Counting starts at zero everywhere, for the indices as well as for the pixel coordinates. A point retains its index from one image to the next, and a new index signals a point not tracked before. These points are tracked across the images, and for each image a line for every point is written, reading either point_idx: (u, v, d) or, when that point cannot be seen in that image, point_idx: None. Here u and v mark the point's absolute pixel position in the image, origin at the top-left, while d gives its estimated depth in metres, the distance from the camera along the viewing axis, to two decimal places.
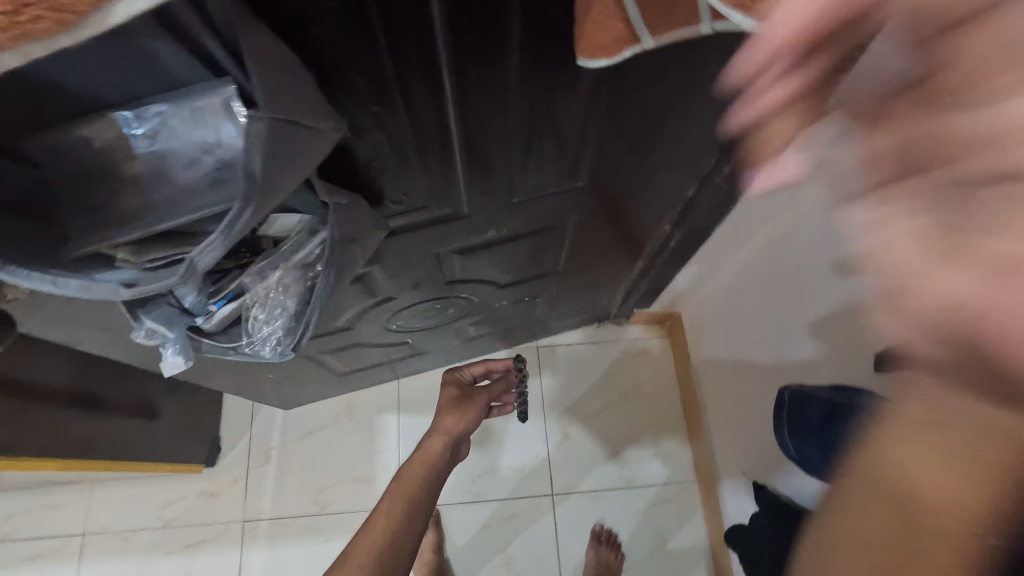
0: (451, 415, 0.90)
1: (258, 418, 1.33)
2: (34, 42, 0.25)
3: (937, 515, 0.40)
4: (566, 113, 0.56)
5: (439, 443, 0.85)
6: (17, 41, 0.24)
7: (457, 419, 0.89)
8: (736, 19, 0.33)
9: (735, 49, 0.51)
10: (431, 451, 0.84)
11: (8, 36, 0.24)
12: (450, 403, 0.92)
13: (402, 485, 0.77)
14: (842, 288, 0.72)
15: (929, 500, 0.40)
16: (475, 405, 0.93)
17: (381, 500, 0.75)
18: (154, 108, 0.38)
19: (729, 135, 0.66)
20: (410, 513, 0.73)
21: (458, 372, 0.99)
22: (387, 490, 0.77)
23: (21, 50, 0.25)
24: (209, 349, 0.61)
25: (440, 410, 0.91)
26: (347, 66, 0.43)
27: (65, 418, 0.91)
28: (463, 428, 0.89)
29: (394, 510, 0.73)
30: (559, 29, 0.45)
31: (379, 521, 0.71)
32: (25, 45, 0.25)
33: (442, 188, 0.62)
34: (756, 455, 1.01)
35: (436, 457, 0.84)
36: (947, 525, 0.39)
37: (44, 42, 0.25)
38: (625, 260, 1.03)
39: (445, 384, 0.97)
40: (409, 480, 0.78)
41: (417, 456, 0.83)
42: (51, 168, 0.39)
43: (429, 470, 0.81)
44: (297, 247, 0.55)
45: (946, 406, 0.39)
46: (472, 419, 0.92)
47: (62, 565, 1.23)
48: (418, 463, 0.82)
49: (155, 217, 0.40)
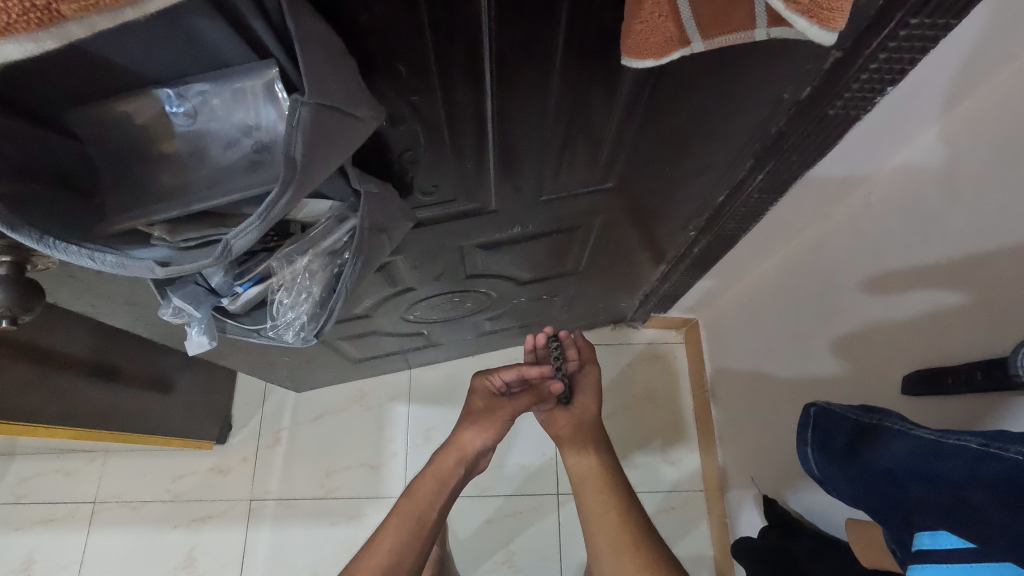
0: (467, 432, 0.87)
1: (270, 399, 1.35)
2: (100, 15, 0.24)
3: (608, 531, 0.69)
4: (603, 113, 0.55)
5: (452, 460, 0.85)
6: (86, 14, 0.24)
7: (474, 435, 0.86)
8: (799, 25, 0.32)
9: (784, 56, 0.49)
10: (444, 467, 0.84)
11: (78, 7, 0.23)
12: (468, 419, 0.89)
13: (412, 502, 0.79)
14: (869, 306, 0.70)
15: (599, 520, 0.71)
16: (496, 421, 0.87)
17: (389, 516, 0.76)
18: (197, 87, 0.38)
19: (766, 144, 0.64)
20: (419, 531, 0.75)
21: (488, 375, 0.92)
22: (396, 506, 0.78)
23: (88, 23, 0.25)
24: (232, 330, 0.63)
25: (463, 426, 0.88)
26: (390, 51, 0.42)
27: (84, 387, 0.92)
28: (479, 445, 0.87)
29: (402, 527, 0.75)
30: (605, 28, 0.44)
31: (385, 540, 0.73)
32: (93, 16, 0.24)
33: (471, 182, 0.61)
34: (769, 470, 0.99)
35: (448, 473, 0.84)
36: (605, 535, 0.68)
37: (110, 15, 0.25)
38: (647, 264, 1.02)
39: (475, 391, 0.92)
40: (420, 496, 0.79)
41: (429, 471, 0.84)
42: (92, 141, 0.40)
43: (439, 490, 0.82)
44: (326, 232, 0.55)
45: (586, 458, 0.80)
46: (492, 433, 0.87)
47: (72, 530, 1.25)
48: (431, 480, 0.82)
49: (191, 196, 0.40)
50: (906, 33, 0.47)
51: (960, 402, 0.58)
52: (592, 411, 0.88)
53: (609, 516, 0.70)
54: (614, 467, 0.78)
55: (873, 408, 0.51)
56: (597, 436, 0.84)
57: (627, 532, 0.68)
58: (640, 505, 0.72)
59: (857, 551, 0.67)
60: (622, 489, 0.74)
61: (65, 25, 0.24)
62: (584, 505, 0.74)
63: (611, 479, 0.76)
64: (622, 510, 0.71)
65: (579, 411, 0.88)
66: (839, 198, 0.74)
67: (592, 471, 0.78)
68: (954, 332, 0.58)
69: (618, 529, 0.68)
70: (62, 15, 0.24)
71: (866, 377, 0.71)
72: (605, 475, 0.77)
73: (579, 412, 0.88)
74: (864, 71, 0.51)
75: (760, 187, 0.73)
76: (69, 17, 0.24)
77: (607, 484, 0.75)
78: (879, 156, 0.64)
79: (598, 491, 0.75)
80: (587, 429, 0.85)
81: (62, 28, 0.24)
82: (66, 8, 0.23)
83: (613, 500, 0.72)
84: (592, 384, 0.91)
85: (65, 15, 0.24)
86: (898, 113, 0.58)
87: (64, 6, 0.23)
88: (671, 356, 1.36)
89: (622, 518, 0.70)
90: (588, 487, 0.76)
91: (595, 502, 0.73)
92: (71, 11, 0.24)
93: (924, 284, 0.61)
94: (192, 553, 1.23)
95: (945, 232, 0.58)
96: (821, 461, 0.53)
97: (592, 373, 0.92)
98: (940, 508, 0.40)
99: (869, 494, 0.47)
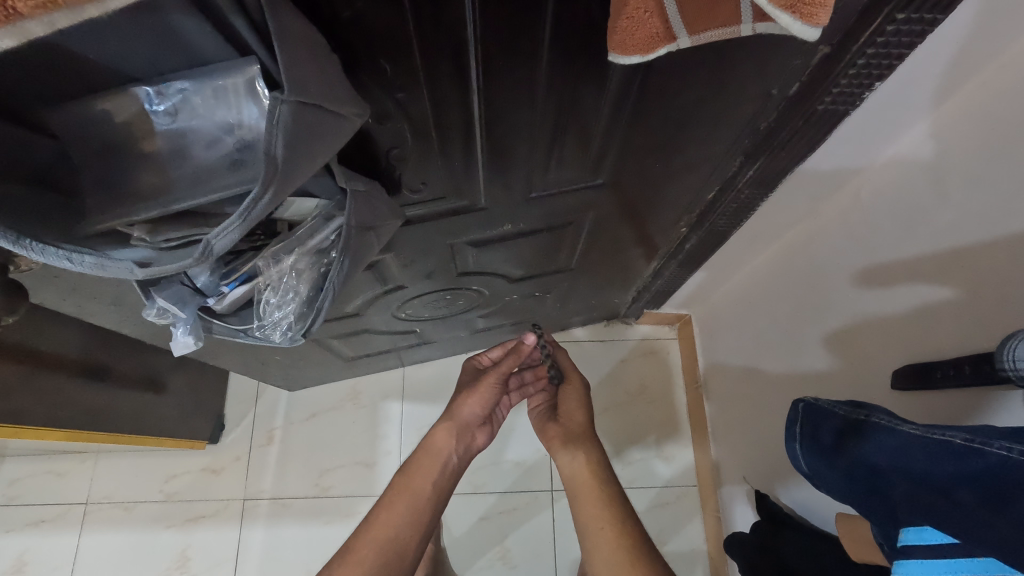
0: (459, 400, 0.88)
1: (263, 398, 1.34)
2: (60, 12, 0.24)
3: (606, 549, 0.68)
4: (592, 110, 0.54)
5: (444, 432, 0.85)
6: (44, 10, 0.23)
7: (468, 403, 0.87)
8: (782, 21, 0.32)
9: (772, 52, 0.49)
10: (437, 442, 0.84)
11: (35, 4, 0.22)
12: (461, 390, 0.91)
13: (410, 479, 0.79)
14: (860, 301, 0.70)
15: (599, 536, 0.70)
16: (483, 388, 0.88)
17: (388, 492, 0.77)
18: (177, 84, 0.38)
19: (757, 140, 0.64)
20: (418, 509, 0.76)
21: (478, 357, 0.98)
22: (391, 483, 0.79)
23: (48, 20, 0.24)
24: (219, 330, 0.63)
25: (455, 400, 0.90)
26: (374, 48, 0.42)
27: (73, 388, 0.91)
28: (469, 413, 0.87)
29: (399, 506, 0.75)
30: (591, 24, 0.43)
31: (383, 513, 0.74)
32: (52, 12, 0.23)
33: (460, 180, 0.61)
34: (762, 465, 0.99)
35: (439, 448, 0.83)
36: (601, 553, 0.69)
37: (70, 12, 0.24)
38: (639, 260, 1.02)
39: (466, 370, 0.97)
40: (416, 475, 0.80)
41: (423, 446, 0.84)
42: (71, 141, 0.39)
43: (433, 468, 0.81)
44: (314, 231, 0.54)
45: (578, 470, 0.79)
46: (484, 401, 0.89)
47: (64, 531, 1.24)
48: (425, 455, 0.82)
49: (173, 196, 0.40)
50: (894, 28, 0.47)
51: (948, 397, 0.58)
52: (580, 421, 0.86)
53: (604, 531, 0.70)
54: (607, 477, 0.78)
55: (860, 404, 0.52)
56: (591, 445, 0.82)
57: (624, 547, 0.68)
58: (637, 517, 0.72)
59: (847, 546, 0.67)
60: (618, 503, 0.74)
61: (22, 21, 0.23)
62: (582, 520, 0.74)
63: (604, 490, 0.76)
64: (618, 523, 0.71)
65: (567, 423, 0.86)
66: (829, 193, 0.74)
67: (588, 480, 0.77)
68: (942, 327, 0.58)
69: (617, 548, 0.68)
70: (19, 11, 0.23)
71: (855, 372, 0.72)
72: (597, 482, 0.77)
73: (566, 423, 0.87)
74: (852, 67, 0.51)
75: (750, 184, 0.73)
76: (25, 13, 0.23)
77: (600, 496, 0.75)
78: (870, 150, 0.64)
79: (593, 502, 0.74)
80: (578, 439, 0.83)
81: (20, 24, 0.23)
82: (22, 5, 0.22)
83: (609, 514, 0.72)
84: (574, 402, 0.88)
85: (20, 11, 0.23)
86: (887, 108, 0.58)
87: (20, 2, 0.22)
88: (664, 352, 1.36)
89: (615, 531, 0.70)
90: (582, 496, 0.76)
91: (591, 518, 0.73)
92: (27, 8, 0.22)
93: (912, 278, 0.62)
94: (185, 553, 1.22)
95: (935, 226, 0.58)
96: (809, 457, 0.53)
97: (574, 388, 0.89)
98: (922, 504, 0.40)
99: (856, 489, 0.47)
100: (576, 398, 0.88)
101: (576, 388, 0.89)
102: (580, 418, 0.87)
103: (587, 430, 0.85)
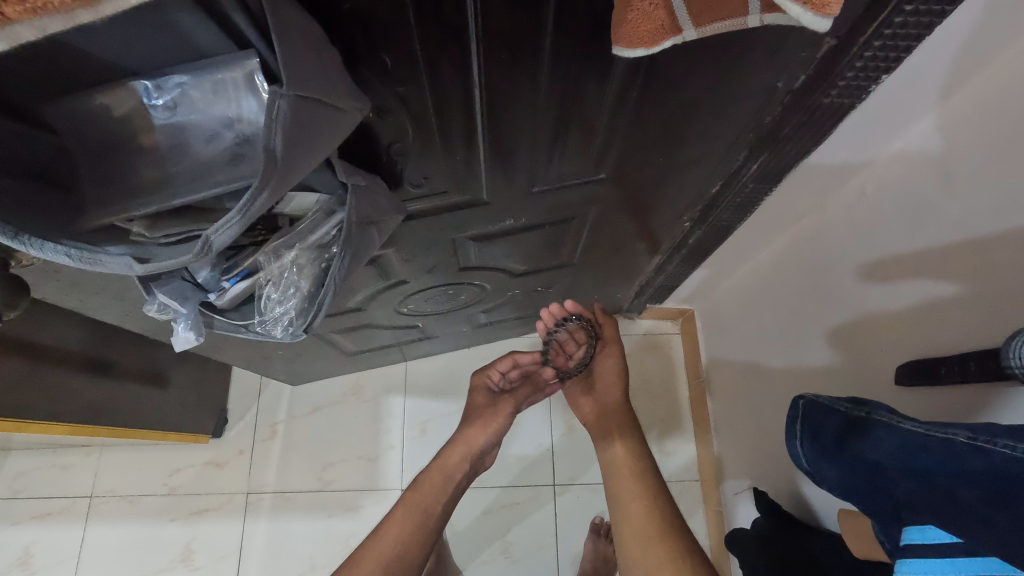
0: (473, 428, 0.90)
1: (266, 393, 1.35)
2: (51, 16, 0.24)
3: (643, 520, 0.66)
4: (594, 105, 0.54)
5: (459, 456, 0.87)
6: (34, 15, 0.23)
7: (479, 431, 0.89)
8: (793, 12, 0.32)
9: (777, 44, 0.48)
10: (450, 462, 0.86)
11: (24, 9, 0.23)
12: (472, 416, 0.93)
13: (419, 495, 0.80)
14: (864, 296, 0.70)
15: (626, 509, 0.68)
16: (501, 412, 0.92)
17: (397, 506, 0.78)
18: (175, 78, 0.38)
19: (761, 133, 0.64)
20: (423, 525, 0.77)
21: (485, 371, 0.97)
22: (403, 497, 0.79)
23: (39, 24, 0.24)
24: (221, 325, 0.63)
25: (465, 423, 0.92)
26: (374, 42, 0.41)
27: (77, 383, 0.91)
28: (484, 442, 0.89)
29: (408, 520, 0.76)
30: (595, 16, 0.43)
31: (391, 528, 0.75)
32: (41, 18, 0.24)
33: (462, 173, 0.60)
34: (765, 462, 0.99)
35: (455, 469, 0.86)
36: (629, 522, 0.67)
37: (63, 17, 0.24)
38: (643, 255, 1.01)
39: (475, 388, 0.97)
40: (425, 490, 0.81)
41: (436, 465, 0.86)
42: (71, 136, 0.38)
43: (445, 485, 0.83)
44: (314, 226, 0.55)
45: (614, 452, 0.77)
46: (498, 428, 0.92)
47: (69, 524, 1.25)
48: (438, 473, 0.84)
49: (172, 191, 0.40)
50: (902, 20, 0.46)
51: (951, 393, 0.57)
52: (615, 396, 0.86)
53: (634, 506, 0.68)
54: (641, 449, 0.76)
55: (863, 401, 0.52)
56: (622, 420, 0.81)
57: (660, 519, 0.65)
58: (668, 492, 0.70)
59: (849, 541, 0.68)
60: (650, 476, 0.72)
61: (12, 26, 0.24)
62: (613, 492, 0.72)
63: (638, 465, 0.73)
64: (648, 494, 0.69)
65: (601, 396, 0.87)
66: (834, 187, 0.73)
67: (627, 453, 0.76)
68: (946, 324, 0.58)
69: (653, 522, 0.65)
70: (8, 16, 0.23)
71: (859, 369, 0.71)
72: (633, 459, 0.75)
73: (601, 396, 0.87)
74: (860, 59, 0.51)
75: (755, 177, 0.73)
76: (15, 18, 0.23)
77: (632, 469, 0.73)
78: (876, 144, 0.63)
79: (626, 477, 0.72)
80: (611, 413, 0.83)
81: (10, 29, 0.24)
82: (10, 9, 0.23)
83: (639, 488, 0.70)
84: (612, 369, 0.88)
85: (10, 16, 0.23)
86: (896, 101, 0.57)
87: (8, 7, 0.23)
88: (667, 347, 1.36)
89: (638, 504, 0.68)
90: (618, 474, 0.74)
91: (623, 490, 0.71)
92: (17, 13, 0.23)
93: (918, 274, 0.61)
94: (190, 545, 1.23)
95: (940, 220, 0.57)
96: (810, 454, 0.53)
97: (613, 354, 0.89)
98: (925, 503, 0.40)
99: (861, 488, 0.47)
100: (612, 367, 0.88)
101: (613, 359, 0.88)
102: (616, 392, 0.87)
103: (620, 404, 0.85)
